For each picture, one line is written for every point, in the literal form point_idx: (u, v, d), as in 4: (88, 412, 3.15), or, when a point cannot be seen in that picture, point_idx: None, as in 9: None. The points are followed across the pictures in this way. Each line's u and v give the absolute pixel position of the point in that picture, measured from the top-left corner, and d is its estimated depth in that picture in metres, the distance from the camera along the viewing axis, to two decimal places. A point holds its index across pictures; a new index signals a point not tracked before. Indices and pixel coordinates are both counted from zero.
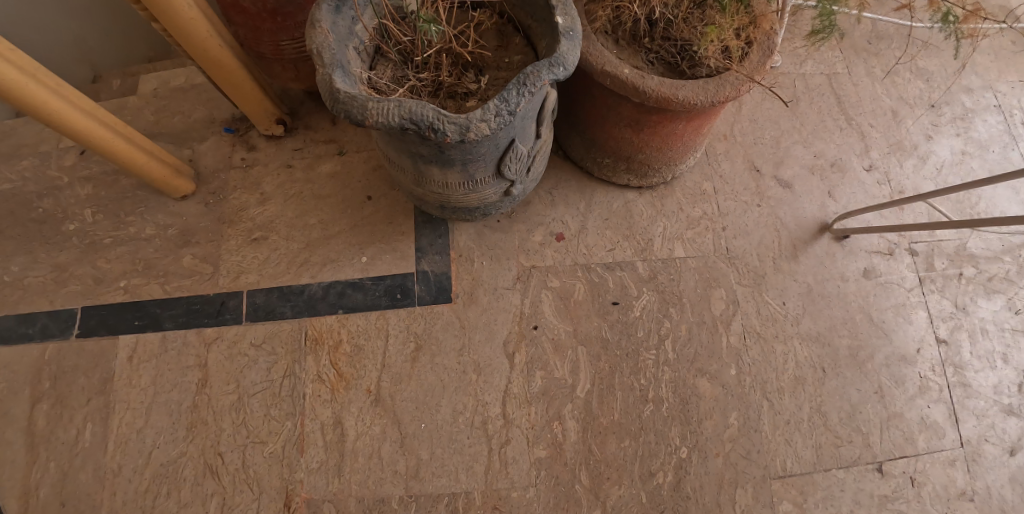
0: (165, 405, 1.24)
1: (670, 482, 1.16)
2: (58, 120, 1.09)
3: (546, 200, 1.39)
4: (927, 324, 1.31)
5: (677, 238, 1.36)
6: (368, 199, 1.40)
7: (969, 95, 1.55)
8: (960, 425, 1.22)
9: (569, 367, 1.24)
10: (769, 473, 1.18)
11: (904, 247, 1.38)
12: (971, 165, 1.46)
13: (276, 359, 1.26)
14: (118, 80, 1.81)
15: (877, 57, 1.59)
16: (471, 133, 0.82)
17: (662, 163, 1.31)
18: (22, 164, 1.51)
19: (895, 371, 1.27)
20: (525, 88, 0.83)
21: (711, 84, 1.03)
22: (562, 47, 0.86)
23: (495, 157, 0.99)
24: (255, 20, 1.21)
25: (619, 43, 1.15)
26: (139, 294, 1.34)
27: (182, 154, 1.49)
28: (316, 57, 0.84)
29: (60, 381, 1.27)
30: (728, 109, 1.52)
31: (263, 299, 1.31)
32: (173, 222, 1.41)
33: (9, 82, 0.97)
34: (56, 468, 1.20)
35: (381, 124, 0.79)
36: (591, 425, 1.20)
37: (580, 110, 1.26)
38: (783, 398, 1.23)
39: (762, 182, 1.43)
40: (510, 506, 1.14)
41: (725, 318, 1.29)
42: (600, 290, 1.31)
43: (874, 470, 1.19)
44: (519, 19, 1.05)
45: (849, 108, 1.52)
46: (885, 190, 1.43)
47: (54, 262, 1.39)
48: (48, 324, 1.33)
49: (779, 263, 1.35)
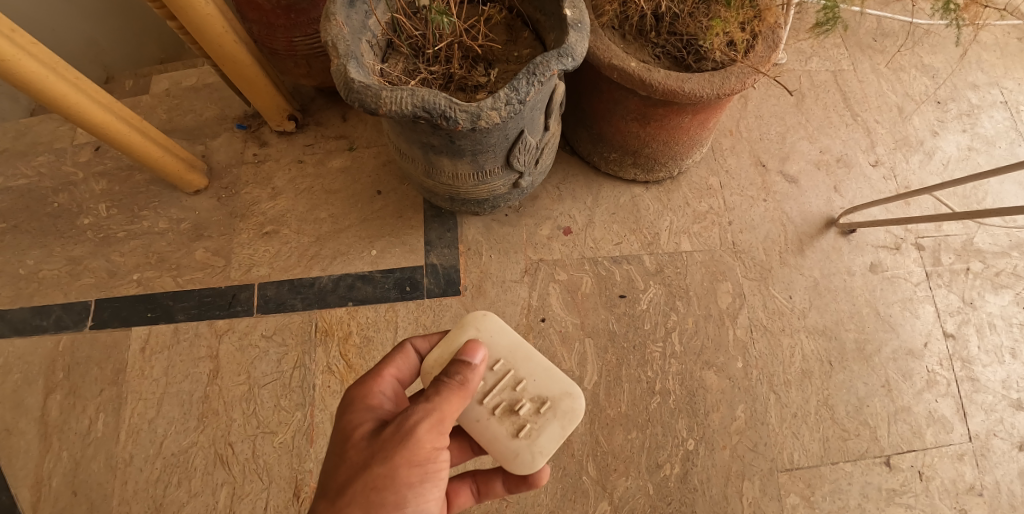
0: (176, 395, 1.25)
1: (677, 474, 1.16)
2: (77, 113, 1.11)
3: (553, 194, 1.41)
4: (934, 318, 1.31)
5: (684, 232, 1.37)
6: (378, 193, 1.42)
7: (975, 91, 1.55)
8: (968, 420, 1.22)
9: (576, 360, 1.25)
10: (776, 466, 1.18)
11: (910, 242, 1.38)
12: (977, 160, 1.46)
13: (286, 350, 1.27)
14: (130, 80, 1.84)
15: (881, 54, 1.60)
16: (482, 121, 0.83)
17: (668, 158, 1.32)
18: (38, 160, 1.54)
19: (902, 364, 1.27)
20: (535, 77, 0.85)
21: (716, 77, 1.04)
22: (571, 37, 0.88)
23: (504, 148, 1.01)
24: (268, 17, 1.24)
25: (626, 37, 1.17)
26: (152, 287, 1.36)
27: (195, 150, 1.51)
28: (331, 48, 0.85)
29: (73, 372, 1.29)
30: (734, 105, 1.53)
31: (274, 292, 1.33)
32: (186, 216, 1.43)
33: (30, 74, 1.00)
34: (68, 458, 1.22)
35: (394, 112, 0.81)
36: (598, 417, 1.20)
37: (587, 104, 1.27)
38: (790, 391, 1.24)
39: (767, 177, 1.44)
40: (518, 497, 1.15)
41: (732, 311, 1.30)
42: (607, 283, 1.32)
43: (881, 464, 1.19)
44: (528, 14, 1.08)
45: (855, 104, 1.53)
46: (891, 185, 1.43)
47: (69, 255, 1.41)
48: (63, 316, 1.35)
49: (786, 257, 1.36)
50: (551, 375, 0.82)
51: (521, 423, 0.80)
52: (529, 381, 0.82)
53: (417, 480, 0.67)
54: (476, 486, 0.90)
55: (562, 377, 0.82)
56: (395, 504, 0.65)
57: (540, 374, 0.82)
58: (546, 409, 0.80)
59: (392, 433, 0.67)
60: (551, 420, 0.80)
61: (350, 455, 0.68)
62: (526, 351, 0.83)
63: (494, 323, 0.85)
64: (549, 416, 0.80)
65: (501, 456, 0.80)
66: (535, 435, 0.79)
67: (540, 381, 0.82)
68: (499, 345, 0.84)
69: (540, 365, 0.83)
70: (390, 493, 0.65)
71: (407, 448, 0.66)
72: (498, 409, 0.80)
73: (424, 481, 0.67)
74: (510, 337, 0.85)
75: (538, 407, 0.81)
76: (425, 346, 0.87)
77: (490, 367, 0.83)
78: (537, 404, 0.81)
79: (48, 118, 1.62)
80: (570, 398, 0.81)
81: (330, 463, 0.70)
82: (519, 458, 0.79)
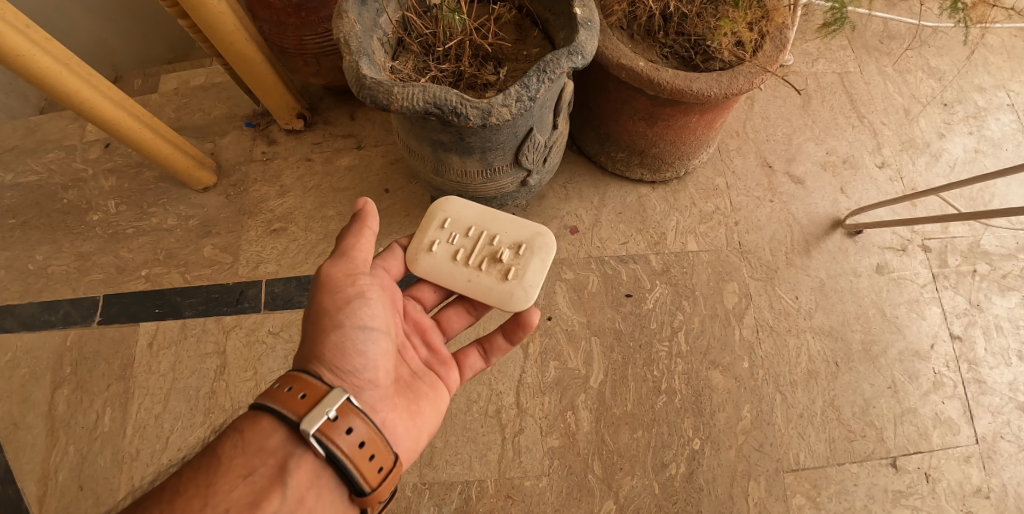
0: (183, 391, 1.26)
1: (683, 474, 1.16)
2: (90, 109, 1.12)
3: (560, 194, 1.41)
4: (941, 319, 1.31)
5: (690, 232, 1.37)
6: (385, 192, 1.43)
7: (981, 94, 1.56)
8: (975, 422, 1.22)
9: (583, 358, 1.25)
10: (782, 466, 1.17)
11: (917, 243, 1.38)
12: (983, 162, 1.47)
13: (293, 347, 1.28)
14: (139, 79, 1.86)
15: (888, 56, 1.60)
16: (492, 118, 0.84)
17: (676, 158, 1.33)
18: (47, 157, 1.55)
19: (908, 366, 1.27)
20: (546, 75, 0.85)
21: (724, 76, 1.05)
22: (581, 35, 0.88)
23: (513, 145, 1.01)
24: (279, 16, 1.25)
25: (634, 37, 1.17)
26: (160, 283, 1.37)
27: (204, 147, 1.52)
28: (344, 45, 0.86)
29: (80, 368, 1.30)
30: (741, 107, 1.54)
31: (282, 289, 1.34)
32: (194, 213, 1.44)
33: (43, 70, 1.01)
34: (75, 452, 1.22)
35: (405, 108, 0.82)
36: (604, 416, 1.20)
37: (594, 104, 1.28)
38: (796, 391, 1.23)
39: (774, 178, 1.44)
40: (523, 494, 1.15)
41: (738, 311, 1.30)
42: (613, 283, 1.32)
43: (888, 465, 1.18)
44: (538, 13, 1.08)
45: (861, 106, 1.53)
46: (898, 187, 1.44)
47: (78, 251, 1.42)
48: (71, 312, 1.36)
49: (792, 257, 1.36)
50: (519, 223, 0.97)
51: (504, 266, 0.94)
52: (503, 234, 0.96)
53: (345, 302, 0.78)
54: (480, 345, 0.98)
55: (525, 220, 0.97)
56: (334, 323, 0.77)
57: (511, 225, 0.96)
58: (523, 248, 0.94)
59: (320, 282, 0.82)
60: (530, 257, 0.94)
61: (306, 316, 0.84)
62: (492, 213, 0.98)
63: (457, 201, 0.99)
64: (528, 255, 0.94)
65: (498, 299, 0.93)
66: (519, 272, 0.93)
67: (511, 231, 0.96)
68: (470, 214, 0.98)
69: (507, 220, 0.97)
70: (325, 316, 0.77)
71: (326, 282, 0.79)
72: (483, 263, 0.94)
73: (353, 302, 0.79)
74: (476, 208, 0.99)
75: (516, 251, 0.95)
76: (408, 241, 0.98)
77: (466, 235, 0.97)
78: (515, 249, 0.95)
79: (57, 116, 1.63)
80: (540, 236, 0.95)
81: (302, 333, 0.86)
82: (514, 295, 0.92)
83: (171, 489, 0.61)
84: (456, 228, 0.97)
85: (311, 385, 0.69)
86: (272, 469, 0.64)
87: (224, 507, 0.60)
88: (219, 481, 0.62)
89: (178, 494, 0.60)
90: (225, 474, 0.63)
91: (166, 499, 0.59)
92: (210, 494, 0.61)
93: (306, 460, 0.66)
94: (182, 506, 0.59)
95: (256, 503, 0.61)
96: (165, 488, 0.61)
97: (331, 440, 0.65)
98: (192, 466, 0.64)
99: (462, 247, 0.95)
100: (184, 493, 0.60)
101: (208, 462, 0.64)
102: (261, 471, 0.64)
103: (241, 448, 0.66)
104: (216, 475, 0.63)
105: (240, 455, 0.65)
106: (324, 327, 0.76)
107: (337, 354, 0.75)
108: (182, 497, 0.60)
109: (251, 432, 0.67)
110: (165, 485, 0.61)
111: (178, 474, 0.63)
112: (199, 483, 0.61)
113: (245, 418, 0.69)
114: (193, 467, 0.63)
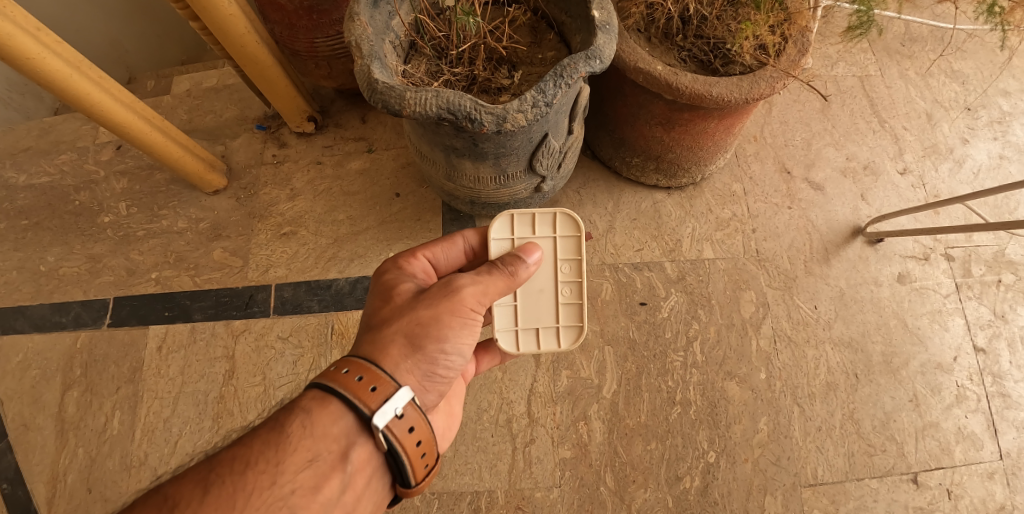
0: (192, 395, 1.25)
1: (697, 488, 1.14)
2: (100, 113, 1.12)
3: (573, 199, 1.39)
4: (964, 331, 1.27)
5: (706, 239, 1.35)
6: (396, 196, 1.41)
7: (1006, 98, 1.52)
8: (999, 437, 1.18)
9: (595, 367, 1.22)
10: (800, 481, 1.14)
11: (939, 252, 1.35)
12: (1008, 169, 1.42)
13: (302, 352, 1.26)
14: (152, 80, 1.86)
15: (910, 59, 1.57)
16: (507, 124, 0.82)
17: (692, 163, 1.30)
18: (60, 158, 1.55)
19: (930, 378, 1.23)
20: (563, 79, 0.83)
21: (745, 81, 1.02)
22: (599, 39, 0.86)
23: (528, 150, 0.99)
24: (291, 18, 1.24)
25: (651, 41, 1.15)
26: (171, 286, 1.36)
27: (216, 150, 1.52)
28: (355, 48, 0.84)
29: (90, 370, 1.29)
30: (759, 111, 1.51)
31: (291, 293, 1.33)
32: (205, 215, 1.43)
33: (53, 73, 1.00)
34: (84, 455, 1.22)
35: (418, 114, 0.80)
36: (616, 427, 1.18)
37: (609, 109, 1.25)
38: (815, 404, 1.20)
39: (793, 184, 1.41)
40: (534, 506, 1.12)
41: (755, 321, 1.27)
42: (627, 290, 1.30)
43: (909, 481, 1.15)
44: (554, 16, 1.06)
45: (882, 110, 1.50)
46: (920, 194, 1.40)
47: (89, 253, 1.42)
48: (81, 314, 1.35)
49: (811, 266, 1.33)
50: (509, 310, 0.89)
51: (562, 309, 0.91)
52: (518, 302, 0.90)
53: (458, 324, 0.75)
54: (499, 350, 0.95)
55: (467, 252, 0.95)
56: (439, 337, 0.73)
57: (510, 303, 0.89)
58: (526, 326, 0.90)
59: (440, 288, 0.75)
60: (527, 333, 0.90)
61: (396, 303, 0.77)
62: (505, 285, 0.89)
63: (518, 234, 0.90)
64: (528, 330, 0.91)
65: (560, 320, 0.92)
66: (564, 339, 0.91)
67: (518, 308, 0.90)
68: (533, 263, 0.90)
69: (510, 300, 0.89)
70: (434, 330, 0.73)
71: (452, 301, 0.74)
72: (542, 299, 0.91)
73: (465, 329, 0.76)
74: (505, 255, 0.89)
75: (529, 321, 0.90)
76: (473, 238, 0.93)
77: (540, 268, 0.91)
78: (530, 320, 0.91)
79: (71, 117, 1.63)
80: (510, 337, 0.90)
81: (374, 306, 0.78)
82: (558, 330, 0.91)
83: (241, 462, 0.59)
84: (560, 247, 0.91)
85: (381, 378, 0.67)
86: (335, 456, 0.63)
87: (289, 490, 0.59)
88: (287, 462, 0.60)
89: (246, 468, 0.59)
90: (292, 455, 0.61)
91: (237, 472, 0.58)
92: (277, 473, 0.60)
93: (366, 451, 0.66)
94: (251, 484, 0.58)
95: (317, 489, 0.61)
96: (235, 459, 0.59)
97: (395, 435, 0.65)
98: (259, 436, 0.62)
99: (562, 262, 0.91)
100: (253, 469, 0.59)
101: (277, 436, 0.62)
102: (325, 457, 0.62)
103: (308, 430, 0.63)
104: (286, 455, 0.61)
105: (308, 438, 0.62)
106: (430, 342, 0.73)
107: (427, 366, 0.73)
108: (251, 470, 0.59)
109: (319, 413, 0.64)
110: (235, 454, 0.60)
111: (244, 444, 0.61)
112: (268, 459, 0.60)
113: (312, 397, 0.66)
114: (261, 440, 0.62)
